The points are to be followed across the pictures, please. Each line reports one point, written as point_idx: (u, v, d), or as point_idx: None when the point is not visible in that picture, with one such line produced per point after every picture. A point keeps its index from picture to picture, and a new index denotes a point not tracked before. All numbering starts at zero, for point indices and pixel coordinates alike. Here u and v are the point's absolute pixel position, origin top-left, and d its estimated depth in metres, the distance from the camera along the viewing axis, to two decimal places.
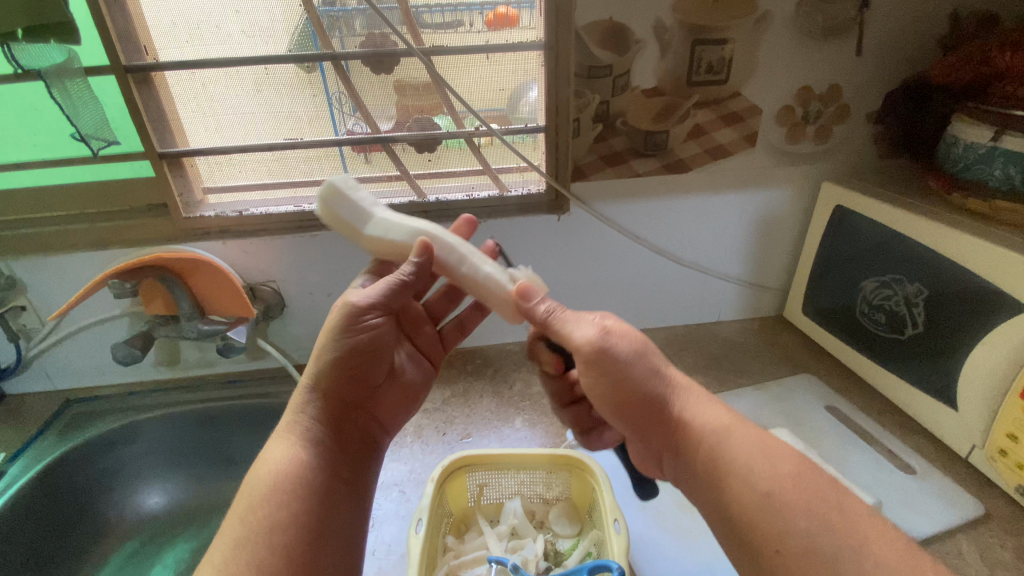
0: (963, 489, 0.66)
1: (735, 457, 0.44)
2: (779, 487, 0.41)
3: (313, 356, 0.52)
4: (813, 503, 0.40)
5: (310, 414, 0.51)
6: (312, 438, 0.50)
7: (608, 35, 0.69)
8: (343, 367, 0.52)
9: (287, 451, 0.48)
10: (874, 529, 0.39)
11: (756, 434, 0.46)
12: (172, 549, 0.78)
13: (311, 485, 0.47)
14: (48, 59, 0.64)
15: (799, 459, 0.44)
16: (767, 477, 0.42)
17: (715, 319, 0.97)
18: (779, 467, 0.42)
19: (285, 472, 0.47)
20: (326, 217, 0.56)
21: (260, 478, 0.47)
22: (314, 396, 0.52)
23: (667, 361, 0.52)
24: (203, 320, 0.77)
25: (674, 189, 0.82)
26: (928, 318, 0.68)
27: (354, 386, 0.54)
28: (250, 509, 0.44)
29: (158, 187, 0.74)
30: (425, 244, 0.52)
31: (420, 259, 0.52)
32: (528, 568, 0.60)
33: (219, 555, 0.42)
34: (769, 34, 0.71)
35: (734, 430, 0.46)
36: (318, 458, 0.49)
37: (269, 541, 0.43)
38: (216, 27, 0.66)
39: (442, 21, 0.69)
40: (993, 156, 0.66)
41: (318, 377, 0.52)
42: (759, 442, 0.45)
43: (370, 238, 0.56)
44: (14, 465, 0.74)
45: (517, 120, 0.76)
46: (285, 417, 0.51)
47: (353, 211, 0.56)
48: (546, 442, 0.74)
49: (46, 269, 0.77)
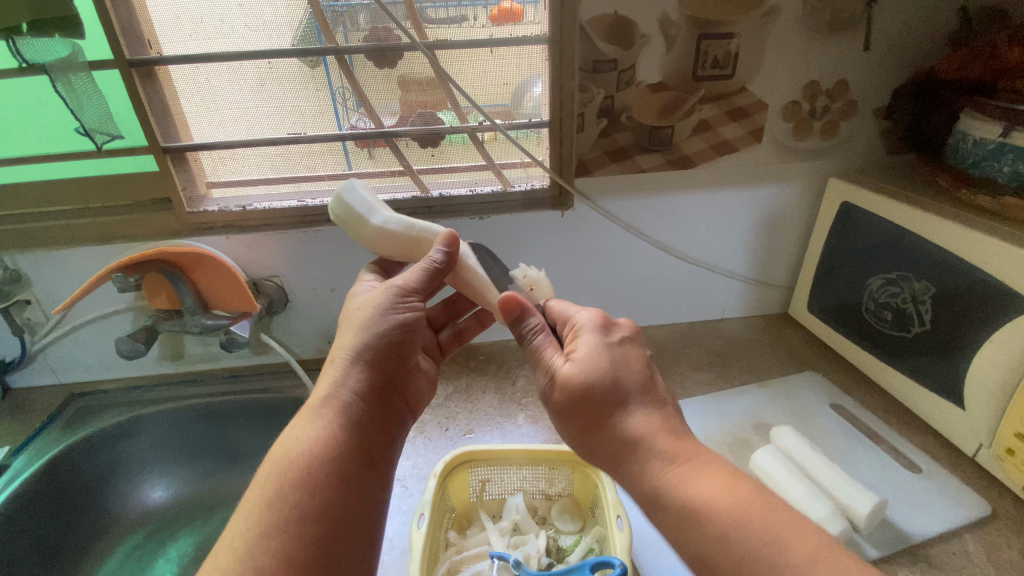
0: (968, 488, 0.66)
1: (671, 515, 0.43)
2: (711, 549, 0.40)
3: (354, 326, 0.52)
4: (743, 562, 0.38)
5: (351, 387, 0.50)
6: (347, 416, 0.49)
7: (613, 29, 0.69)
8: (383, 345, 0.51)
9: (322, 429, 0.47)
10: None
11: (700, 484, 0.42)
12: (176, 543, 0.78)
13: (342, 468, 0.46)
14: (53, 53, 0.65)
15: (733, 508, 0.40)
16: (699, 541, 0.41)
17: (719, 316, 0.97)
18: (709, 526, 0.40)
19: (318, 452, 0.45)
20: (340, 198, 0.57)
21: (291, 458, 0.45)
22: (356, 370, 0.51)
23: (627, 400, 0.47)
24: (207, 314, 0.77)
25: (683, 185, 0.81)
26: (935, 315, 0.68)
27: (394, 365, 0.53)
28: (278, 491, 0.43)
29: (162, 182, 0.74)
30: (455, 236, 0.55)
31: (447, 248, 0.55)
32: (530, 564, 0.59)
33: (239, 543, 0.40)
34: (776, 28, 0.71)
35: (669, 483, 0.43)
36: (354, 437, 0.48)
37: (297, 529, 0.41)
38: (220, 21, 0.66)
39: (446, 15, 0.68)
40: (1003, 152, 0.65)
41: (364, 347, 0.51)
42: (694, 493, 0.42)
43: (376, 225, 0.57)
44: (19, 459, 0.75)
45: (521, 115, 0.75)
46: (322, 390, 0.50)
47: (370, 203, 0.58)
48: (548, 439, 0.74)
49: (49, 262, 0.77)
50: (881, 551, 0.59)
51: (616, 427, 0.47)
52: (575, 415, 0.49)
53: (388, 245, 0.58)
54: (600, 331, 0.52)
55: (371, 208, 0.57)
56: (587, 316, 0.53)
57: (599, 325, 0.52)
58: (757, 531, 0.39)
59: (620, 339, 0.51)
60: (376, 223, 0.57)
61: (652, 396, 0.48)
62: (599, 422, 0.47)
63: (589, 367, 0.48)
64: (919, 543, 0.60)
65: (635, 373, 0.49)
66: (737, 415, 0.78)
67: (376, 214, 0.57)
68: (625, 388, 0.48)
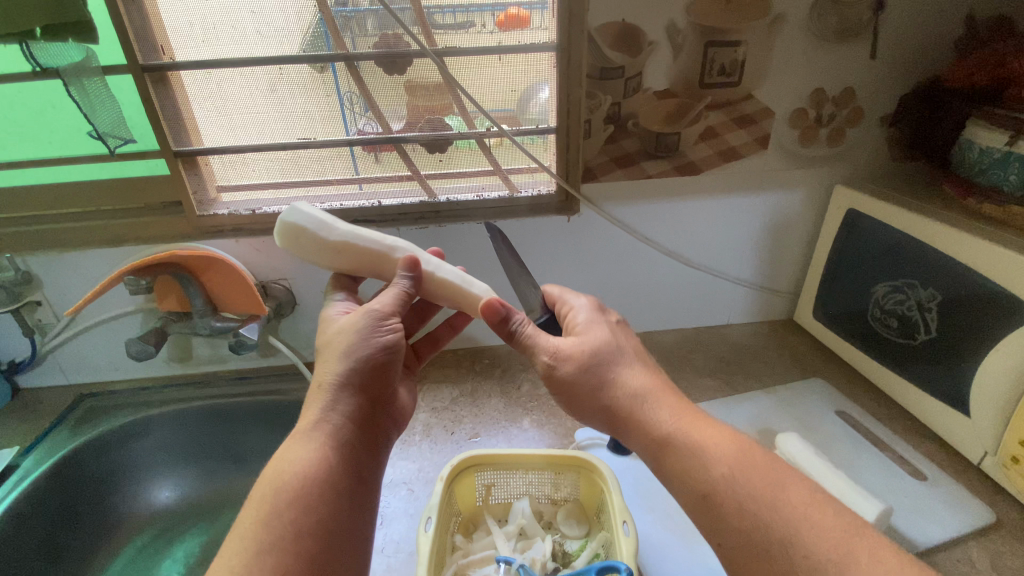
0: (973, 496, 0.66)
1: (686, 450, 0.45)
2: (714, 488, 0.42)
3: (336, 354, 0.50)
4: (771, 473, 0.42)
5: (340, 411, 0.49)
6: (338, 438, 0.49)
7: (620, 36, 0.69)
8: (371, 370, 0.51)
9: (315, 450, 0.47)
10: (806, 522, 0.38)
11: (702, 433, 0.46)
12: (183, 543, 0.78)
13: (335, 487, 0.46)
14: (68, 58, 0.65)
15: (755, 449, 0.44)
16: (724, 459, 0.43)
17: (724, 322, 0.97)
18: (711, 471, 0.43)
19: (316, 474, 0.46)
20: (292, 215, 0.55)
21: (286, 478, 0.45)
22: (344, 395, 0.50)
23: (626, 360, 0.52)
24: (215, 317, 0.78)
25: (685, 191, 0.82)
26: (942, 323, 0.68)
27: (379, 385, 0.52)
28: (274, 508, 0.43)
29: (173, 186, 0.75)
30: (416, 260, 0.57)
31: (411, 273, 0.56)
32: (535, 568, 0.60)
33: (238, 560, 0.39)
34: (783, 35, 0.71)
35: (679, 431, 0.46)
36: (342, 459, 0.48)
37: (293, 547, 0.41)
38: (231, 27, 0.66)
39: (453, 21, 0.69)
40: (1009, 160, 0.66)
41: (349, 373, 0.50)
42: (701, 441, 0.45)
43: (338, 238, 0.57)
44: (29, 458, 0.75)
45: (527, 120, 0.76)
46: (314, 411, 0.49)
47: (324, 216, 0.57)
48: (554, 443, 0.74)
49: (62, 264, 0.78)
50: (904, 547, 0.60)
51: (622, 384, 0.50)
52: (580, 383, 0.51)
53: (353, 253, 0.57)
54: (599, 309, 0.58)
55: (332, 220, 0.58)
56: (582, 299, 0.58)
57: (593, 306, 0.58)
58: (776, 468, 0.42)
59: (615, 320, 0.58)
60: (342, 231, 0.57)
61: (652, 366, 0.54)
62: (595, 374, 0.51)
63: (592, 334, 0.53)
64: (924, 551, 0.60)
65: (629, 342, 0.55)
66: (743, 422, 0.78)
67: (334, 227, 0.57)
68: (628, 350, 0.54)
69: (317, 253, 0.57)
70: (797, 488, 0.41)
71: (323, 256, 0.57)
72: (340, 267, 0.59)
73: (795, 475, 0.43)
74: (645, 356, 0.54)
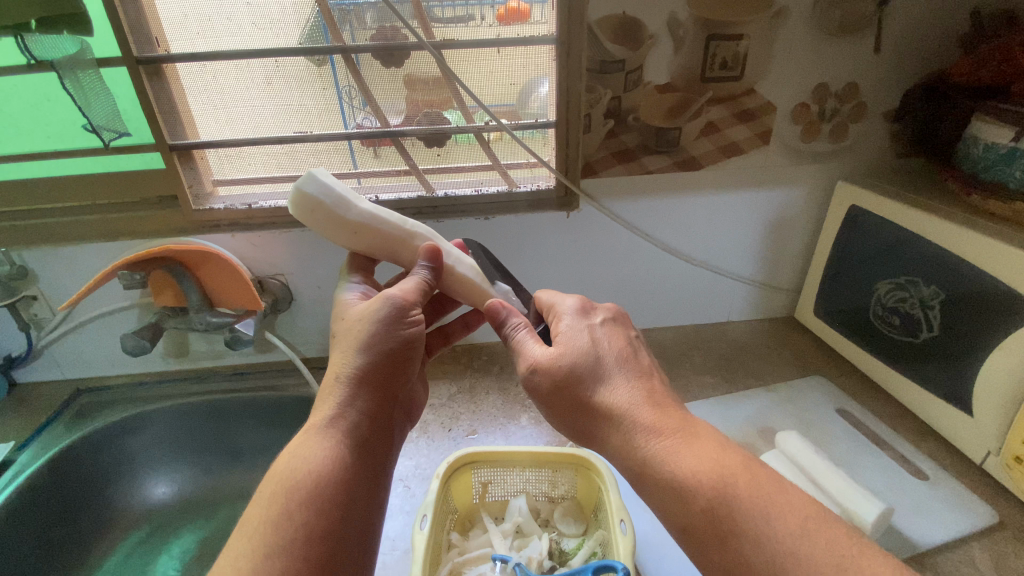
0: (975, 496, 0.65)
1: (665, 478, 0.44)
2: (694, 522, 0.41)
3: (350, 346, 0.50)
4: (756, 500, 0.40)
5: (358, 407, 0.49)
6: (357, 436, 0.48)
7: (621, 30, 0.68)
8: (386, 366, 0.50)
9: (331, 448, 0.46)
10: (792, 558, 0.37)
11: (683, 457, 0.44)
12: (180, 539, 0.78)
13: (349, 484, 0.46)
14: (61, 50, 0.65)
15: (739, 466, 0.42)
16: (704, 492, 0.41)
17: (726, 319, 0.96)
18: (691, 503, 0.42)
19: (330, 472, 0.45)
20: (309, 185, 0.53)
21: (298, 477, 0.44)
22: (359, 392, 0.49)
23: (607, 375, 0.50)
24: (211, 312, 0.77)
25: (688, 188, 0.81)
26: (943, 321, 0.67)
27: (395, 380, 0.52)
28: (284, 511, 0.42)
29: (168, 179, 0.74)
30: (437, 250, 0.57)
31: (430, 264, 0.56)
32: (532, 566, 0.59)
33: (245, 562, 0.38)
34: (786, 28, 0.70)
35: (657, 455, 0.45)
36: (358, 458, 0.47)
37: (304, 551, 0.40)
38: (228, 20, 0.66)
39: (453, 14, 0.68)
40: (1015, 156, 0.65)
41: (366, 367, 0.49)
42: (678, 468, 0.43)
43: (356, 215, 0.55)
44: (25, 454, 0.75)
45: (527, 115, 0.75)
46: (328, 409, 0.48)
47: (341, 189, 0.55)
48: (552, 440, 0.73)
49: (57, 258, 0.77)
50: (902, 556, 0.59)
51: (601, 402, 0.49)
52: (565, 392, 0.50)
53: (370, 236, 0.57)
54: (579, 314, 0.56)
55: (350, 195, 0.56)
56: (569, 303, 0.57)
57: (578, 309, 0.56)
58: (760, 492, 0.41)
59: (601, 320, 0.55)
60: (361, 210, 0.56)
61: (637, 370, 0.51)
62: (582, 375, 0.50)
63: (574, 343, 0.52)
64: (926, 552, 0.60)
65: (619, 346, 0.52)
66: (742, 420, 0.77)
67: (352, 203, 0.55)
68: (606, 361, 0.51)
69: (333, 231, 0.55)
70: (783, 517, 0.39)
71: (338, 234, 0.56)
72: (354, 246, 0.58)
73: (782, 494, 0.41)
74: (631, 362, 0.52)
